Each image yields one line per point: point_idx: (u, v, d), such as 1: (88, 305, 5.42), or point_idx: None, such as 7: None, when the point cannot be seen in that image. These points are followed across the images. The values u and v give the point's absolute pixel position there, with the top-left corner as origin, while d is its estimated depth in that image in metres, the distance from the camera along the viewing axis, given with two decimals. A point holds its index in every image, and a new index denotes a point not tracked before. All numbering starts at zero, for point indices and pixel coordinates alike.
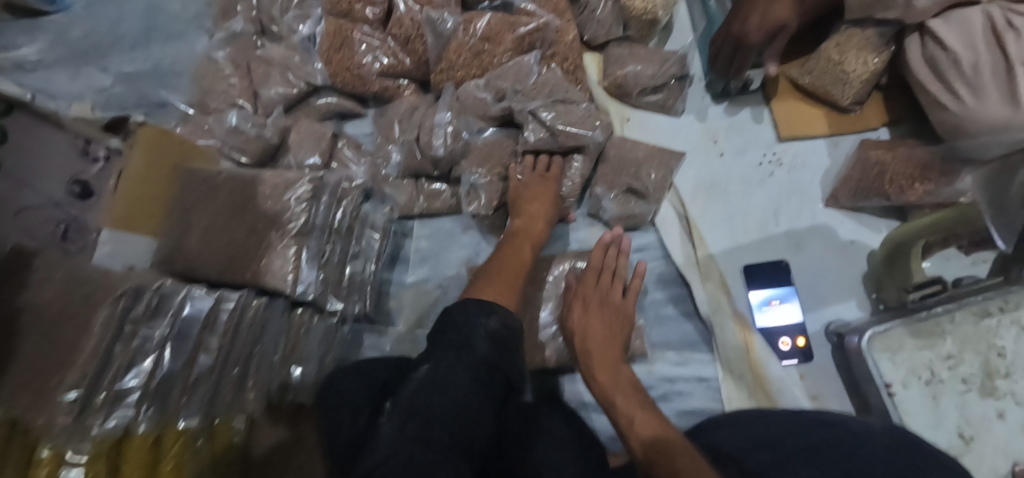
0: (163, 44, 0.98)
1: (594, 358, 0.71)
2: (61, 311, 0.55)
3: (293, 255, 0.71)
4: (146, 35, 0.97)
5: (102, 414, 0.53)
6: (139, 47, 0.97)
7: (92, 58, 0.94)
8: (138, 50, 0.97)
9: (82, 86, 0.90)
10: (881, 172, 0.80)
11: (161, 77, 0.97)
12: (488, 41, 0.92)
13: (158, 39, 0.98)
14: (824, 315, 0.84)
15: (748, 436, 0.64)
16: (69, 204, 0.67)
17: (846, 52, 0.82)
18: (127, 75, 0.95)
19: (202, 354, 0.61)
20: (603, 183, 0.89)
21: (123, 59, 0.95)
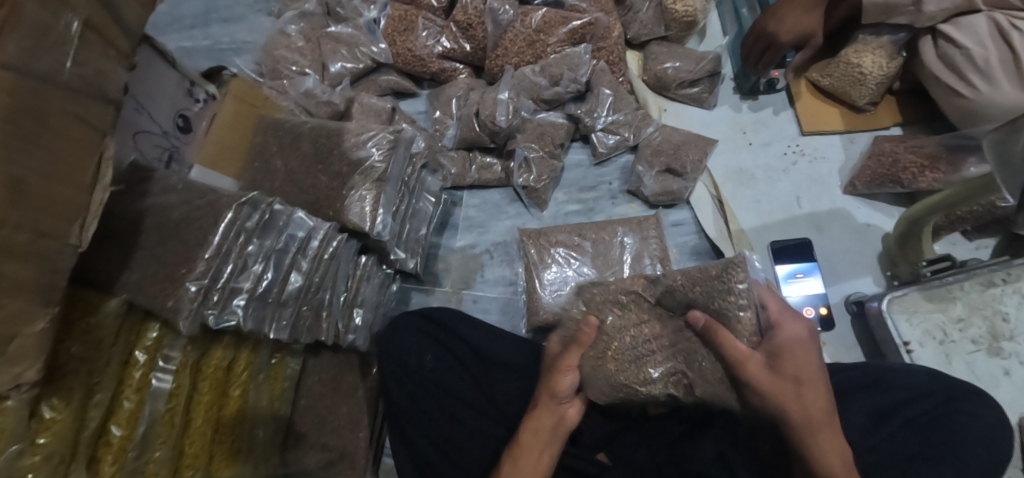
0: (223, 24, 1.05)
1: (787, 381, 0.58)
2: (185, 214, 0.58)
3: (371, 198, 0.75)
4: (208, 16, 1.05)
5: (216, 309, 0.56)
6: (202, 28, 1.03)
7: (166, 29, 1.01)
8: (198, 29, 1.03)
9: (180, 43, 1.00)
10: (895, 161, 0.90)
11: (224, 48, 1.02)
12: (542, 32, 1.01)
13: (218, 17, 1.06)
14: (844, 288, 0.92)
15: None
16: (174, 134, 0.72)
17: (863, 56, 0.93)
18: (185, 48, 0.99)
19: (294, 273, 0.66)
20: (644, 161, 0.97)
21: (183, 36, 1.00)
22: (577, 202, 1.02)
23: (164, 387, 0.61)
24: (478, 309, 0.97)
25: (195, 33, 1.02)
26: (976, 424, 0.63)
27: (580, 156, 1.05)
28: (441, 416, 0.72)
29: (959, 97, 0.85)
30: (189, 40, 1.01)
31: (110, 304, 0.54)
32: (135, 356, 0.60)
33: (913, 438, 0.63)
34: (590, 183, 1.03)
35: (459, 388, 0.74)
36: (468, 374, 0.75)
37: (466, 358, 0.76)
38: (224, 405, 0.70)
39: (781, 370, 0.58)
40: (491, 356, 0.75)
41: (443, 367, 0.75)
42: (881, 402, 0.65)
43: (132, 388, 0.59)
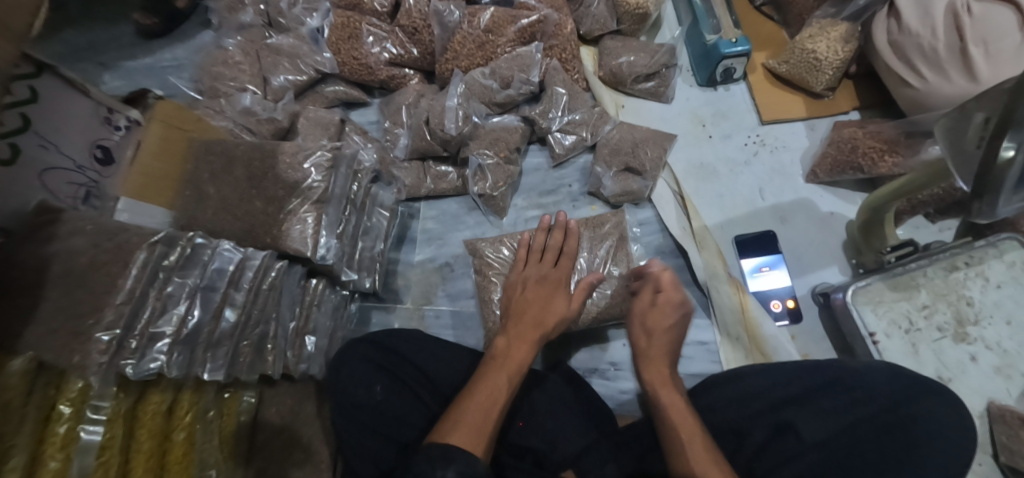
0: (166, 42, 0.99)
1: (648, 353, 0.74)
2: (92, 259, 0.54)
3: (313, 221, 0.72)
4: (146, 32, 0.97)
5: (134, 358, 0.53)
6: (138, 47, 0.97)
7: None
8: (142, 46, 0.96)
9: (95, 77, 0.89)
10: (854, 146, 0.88)
11: (163, 66, 0.97)
12: (491, 32, 0.97)
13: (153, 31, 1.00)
14: (810, 280, 0.90)
15: (731, 392, 0.68)
16: (90, 168, 0.69)
17: (817, 41, 0.92)
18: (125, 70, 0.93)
19: (228, 309, 0.62)
20: (602, 162, 0.95)
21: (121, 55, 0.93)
22: (537, 207, 0.99)
23: (96, 439, 0.55)
24: (440, 325, 0.94)
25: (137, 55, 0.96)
26: (935, 415, 0.61)
27: (538, 160, 1.02)
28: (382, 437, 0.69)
29: (909, 86, 0.84)
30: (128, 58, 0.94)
31: (13, 364, 0.50)
32: (58, 409, 0.54)
33: (879, 452, 0.59)
34: (550, 187, 1.00)
35: (409, 412, 0.72)
36: (421, 402, 0.74)
37: (418, 388, 0.75)
38: (167, 453, 0.63)
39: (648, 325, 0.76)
40: (442, 383, 0.76)
41: (395, 396, 0.73)
42: (852, 408, 0.63)
43: (56, 446, 0.53)
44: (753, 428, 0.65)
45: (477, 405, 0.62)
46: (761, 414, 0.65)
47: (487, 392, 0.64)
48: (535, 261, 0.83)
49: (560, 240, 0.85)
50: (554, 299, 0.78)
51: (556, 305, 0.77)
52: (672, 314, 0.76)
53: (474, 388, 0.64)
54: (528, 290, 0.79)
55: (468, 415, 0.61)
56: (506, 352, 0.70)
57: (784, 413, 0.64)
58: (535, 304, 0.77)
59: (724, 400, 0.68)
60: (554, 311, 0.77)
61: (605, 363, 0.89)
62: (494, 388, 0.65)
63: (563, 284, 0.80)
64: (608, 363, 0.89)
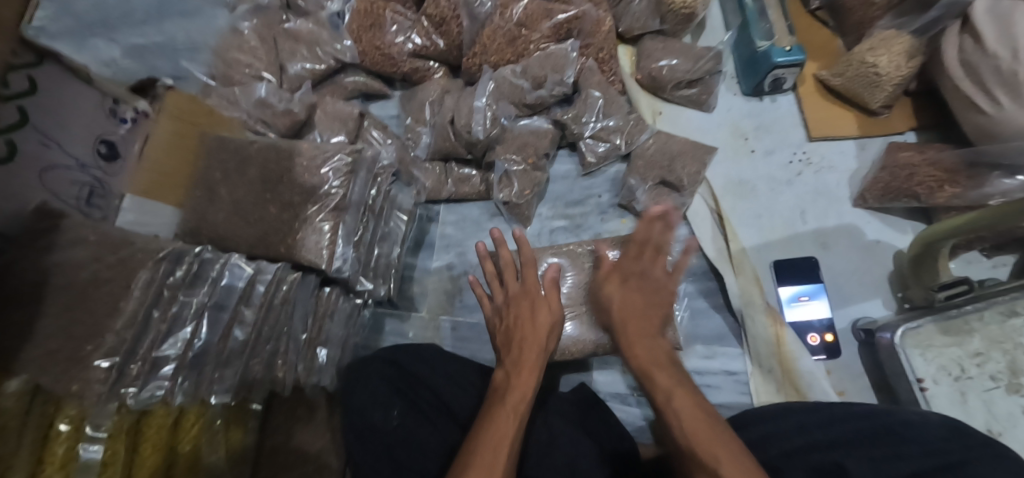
0: (180, 20, 0.84)
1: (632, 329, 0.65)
2: (93, 275, 0.50)
3: (329, 231, 0.67)
4: (159, 8, 0.80)
5: (136, 384, 0.50)
6: (151, 23, 0.80)
7: None
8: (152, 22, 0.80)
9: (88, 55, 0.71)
10: (911, 174, 0.82)
11: None
12: (524, 27, 0.90)
13: None
14: (851, 313, 0.85)
15: (764, 428, 0.67)
16: (94, 165, 0.63)
17: (879, 55, 0.85)
18: (136, 47, 0.78)
19: (237, 328, 0.57)
20: (636, 173, 0.89)
21: (135, 31, 0.78)
22: (563, 216, 0.93)
23: (97, 457, 0.51)
24: (457, 338, 0.90)
25: (146, 29, 0.79)
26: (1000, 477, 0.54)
27: (567, 167, 0.96)
28: (395, 470, 0.65)
29: (978, 112, 0.77)
30: (141, 36, 0.78)
31: (10, 385, 0.48)
32: (57, 428, 0.49)
33: None
34: (578, 196, 0.94)
35: (423, 436, 0.68)
36: (435, 428, 0.69)
37: (438, 416, 0.71)
38: (174, 465, 0.58)
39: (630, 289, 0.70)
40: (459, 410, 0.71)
41: (411, 419, 0.70)
42: (908, 461, 0.58)
43: (54, 466, 0.49)
44: (792, 464, 0.61)
45: (493, 439, 0.57)
46: (801, 455, 0.61)
47: (501, 421, 0.59)
48: (633, 255, 0.72)
49: (664, 242, 0.71)
50: (537, 315, 0.73)
51: (638, 303, 0.68)
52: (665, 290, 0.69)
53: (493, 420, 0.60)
54: (507, 318, 0.73)
55: (494, 458, 0.55)
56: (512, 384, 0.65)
57: (830, 454, 0.60)
58: (525, 327, 0.71)
59: (756, 437, 0.66)
60: (616, 308, 0.69)
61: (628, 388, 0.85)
62: (509, 416, 0.60)
63: (550, 300, 0.75)
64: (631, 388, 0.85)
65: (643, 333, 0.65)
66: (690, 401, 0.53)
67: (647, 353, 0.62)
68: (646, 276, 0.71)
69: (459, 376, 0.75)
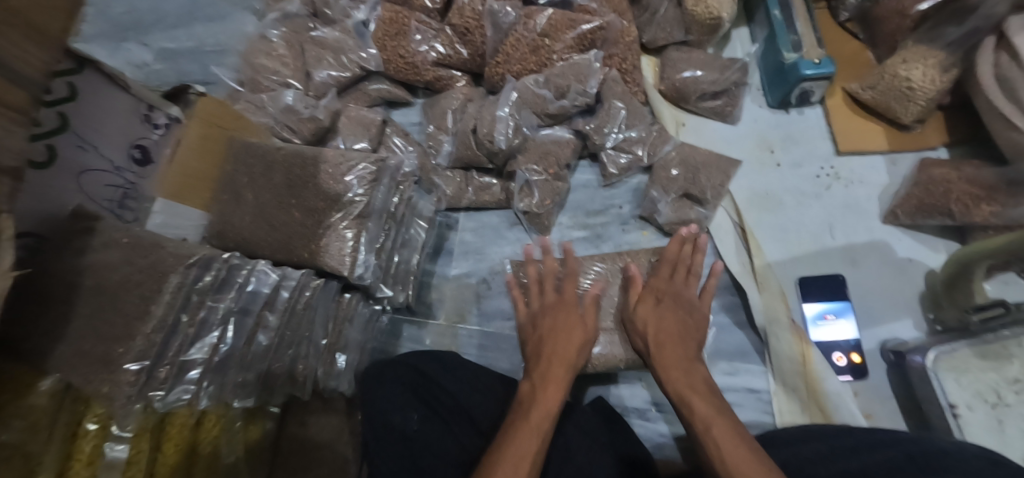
0: (208, 25, 0.92)
1: (670, 354, 0.64)
2: (125, 277, 0.51)
3: (352, 239, 0.67)
4: (190, 14, 0.89)
5: (164, 388, 0.50)
6: (182, 26, 0.89)
7: None
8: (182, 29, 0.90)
9: (123, 56, 0.83)
10: (946, 192, 0.79)
11: None
12: (548, 37, 0.90)
13: None
14: (878, 332, 0.82)
15: (790, 454, 0.64)
16: (128, 169, 0.66)
17: (913, 69, 0.83)
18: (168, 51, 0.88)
19: (261, 333, 0.58)
20: (658, 185, 0.88)
21: (165, 36, 0.88)
22: (583, 227, 0.93)
23: (121, 457, 0.51)
24: (473, 345, 0.89)
25: (177, 33, 0.89)
26: None
27: (588, 177, 0.96)
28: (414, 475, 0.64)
29: (1015, 129, 0.74)
30: (173, 41, 0.88)
31: (42, 385, 0.50)
32: (85, 426, 0.51)
33: None
34: (599, 206, 0.94)
35: (442, 445, 0.68)
36: (457, 438, 0.70)
37: (455, 422, 0.72)
38: (193, 464, 0.59)
39: (662, 304, 0.71)
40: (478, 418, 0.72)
41: (429, 426, 0.70)
42: None
43: (82, 463, 0.50)
44: None
45: (515, 452, 0.56)
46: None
47: (524, 430, 0.58)
48: (666, 276, 0.74)
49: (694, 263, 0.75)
50: (570, 326, 0.72)
51: (670, 324, 0.68)
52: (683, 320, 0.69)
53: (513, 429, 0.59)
54: (541, 323, 0.73)
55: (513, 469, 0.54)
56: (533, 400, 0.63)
57: None
58: (557, 331, 0.71)
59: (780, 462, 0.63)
60: (644, 331, 0.70)
61: (646, 402, 0.83)
62: (530, 432, 0.58)
63: (583, 317, 0.74)
64: (649, 403, 0.83)
65: (680, 359, 0.64)
66: (725, 430, 0.53)
67: (688, 382, 0.61)
68: (680, 298, 0.72)
69: (477, 384, 0.75)
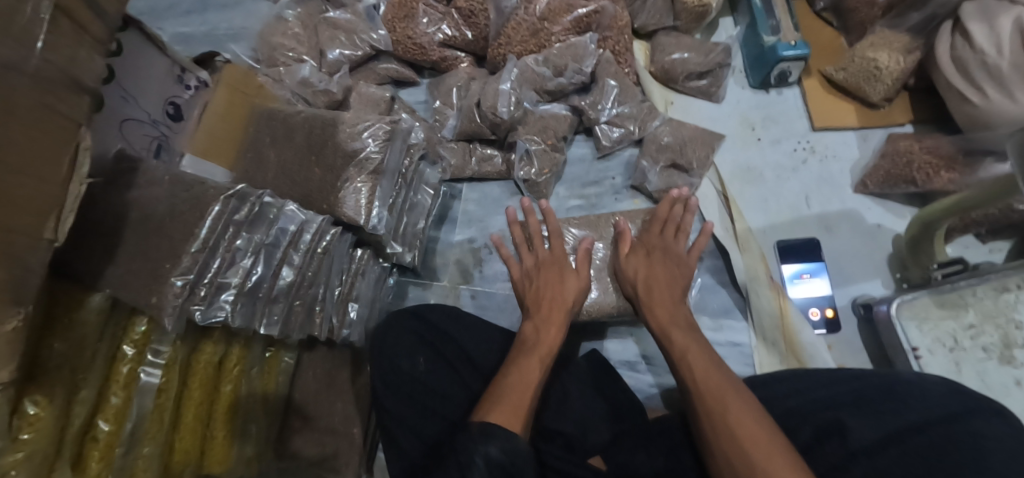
0: (219, 11, 0.95)
1: (658, 297, 0.71)
2: (171, 208, 0.56)
3: (366, 192, 0.73)
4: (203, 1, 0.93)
5: (203, 304, 0.55)
6: (195, 12, 0.93)
7: None
8: (194, 14, 0.93)
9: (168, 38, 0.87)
10: (908, 161, 0.87)
11: None
12: (546, 20, 0.97)
13: None
14: (851, 291, 0.89)
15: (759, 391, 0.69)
16: (163, 122, 0.71)
17: (880, 51, 0.91)
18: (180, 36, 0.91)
19: (285, 269, 0.64)
20: (648, 157, 0.95)
21: (177, 21, 0.91)
22: (579, 197, 0.99)
23: (154, 381, 0.56)
24: (476, 305, 0.96)
25: (191, 19, 0.92)
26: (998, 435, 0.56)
27: (583, 151, 1.02)
28: (419, 414, 0.71)
29: (969, 104, 0.82)
30: (184, 26, 0.91)
31: (93, 301, 0.52)
32: (124, 350, 0.55)
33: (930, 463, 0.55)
34: (593, 178, 1.00)
35: (449, 389, 0.74)
36: (463, 381, 0.75)
37: (462, 368, 0.77)
38: (215, 403, 0.63)
39: (652, 256, 0.77)
40: (481, 364, 0.77)
41: (437, 371, 0.75)
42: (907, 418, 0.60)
43: (119, 384, 0.54)
44: (800, 425, 0.63)
45: (516, 386, 0.62)
46: (804, 416, 0.64)
47: (527, 368, 0.65)
48: (658, 233, 0.80)
49: (685, 221, 0.81)
50: (565, 278, 0.78)
51: (658, 272, 0.75)
52: (670, 275, 0.75)
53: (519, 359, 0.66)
54: (536, 280, 0.78)
55: (513, 398, 0.60)
56: (534, 341, 0.70)
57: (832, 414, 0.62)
58: (551, 284, 0.77)
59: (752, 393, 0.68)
60: (632, 280, 0.76)
61: (637, 356, 0.89)
62: (528, 373, 0.64)
63: (579, 272, 0.79)
64: (640, 356, 0.89)
65: (667, 302, 0.71)
66: (704, 360, 0.60)
67: (671, 318, 0.68)
68: (672, 253, 0.78)
69: (482, 332, 0.80)
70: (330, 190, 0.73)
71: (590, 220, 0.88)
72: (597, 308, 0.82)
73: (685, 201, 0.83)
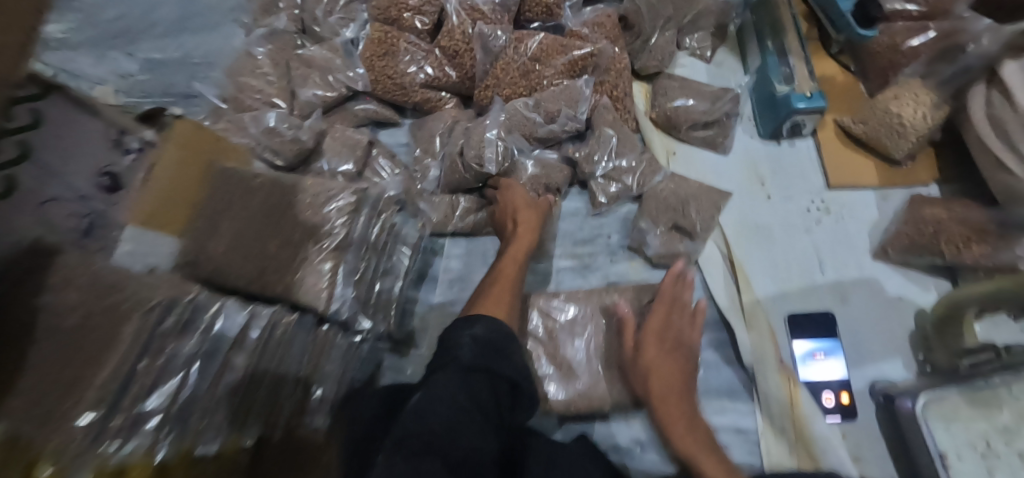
0: (196, 37, 0.92)
1: (663, 402, 0.67)
2: (83, 322, 0.49)
3: (328, 271, 0.66)
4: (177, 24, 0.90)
5: (118, 439, 0.46)
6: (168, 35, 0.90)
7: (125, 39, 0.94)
8: (171, 37, 0.89)
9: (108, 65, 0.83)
10: (935, 230, 0.79)
11: None
12: (538, 62, 0.90)
13: None
14: (868, 372, 0.81)
15: None
16: (96, 197, 0.65)
17: (904, 105, 0.83)
18: (153, 61, 0.87)
19: (228, 374, 0.56)
20: (648, 216, 0.87)
21: (152, 45, 0.87)
22: (571, 256, 0.90)
23: None
24: None
25: (163, 42, 0.89)
26: None
27: (576, 204, 0.94)
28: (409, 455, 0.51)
29: (1005, 170, 0.74)
30: (158, 50, 0.88)
31: None
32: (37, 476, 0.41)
33: None
34: (587, 235, 0.91)
35: (429, 404, 0.55)
36: (450, 394, 0.57)
37: (441, 385, 0.58)
38: None
39: (664, 340, 0.71)
40: (488, 399, 0.59)
41: (419, 399, 0.57)
42: None
43: None
44: None
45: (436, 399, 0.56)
46: None
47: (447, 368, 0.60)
48: (663, 313, 0.74)
49: (687, 299, 0.76)
50: (530, 214, 0.82)
51: (672, 370, 0.69)
52: (675, 371, 0.69)
53: (493, 287, 0.73)
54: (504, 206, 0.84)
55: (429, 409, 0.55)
56: (496, 277, 0.76)
57: None
58: (521, 212, 0.81)
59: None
60: (648, 381, 0.68)
61: (633, 441, 0.75)
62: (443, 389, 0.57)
63: (540, 207, 0.84)
64: (637, 441, 0.75)
65: (680, 411, 0.66)
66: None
67: (686, 431, 0.65)
68: (683, 342, 0.73)
69: (478, 357, 0.62)
70: (286, 271, 0.65)
71: (581, 295, 0.79)
72: (586, 394, 0.73)
73: (683, 273, 0.77)
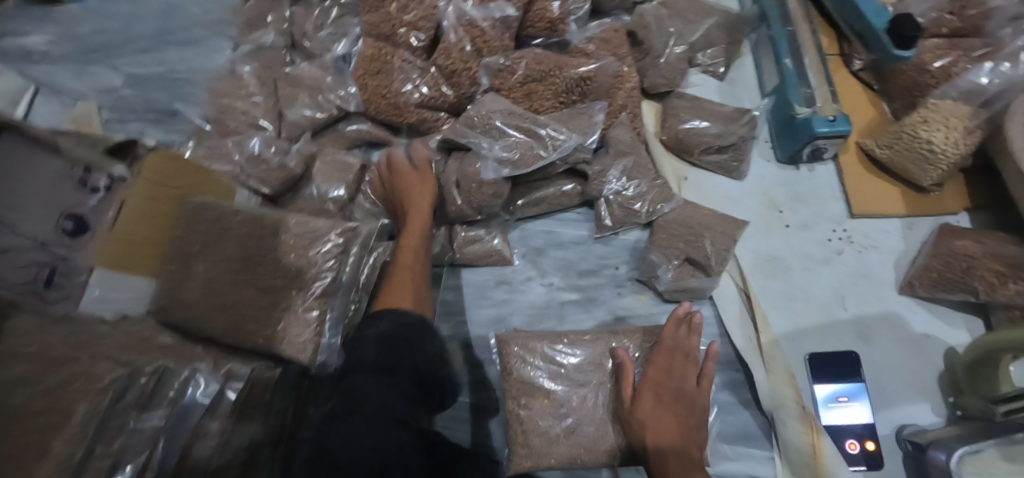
0: (178, 49, 0.92)
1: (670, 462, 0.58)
2: None
3: (315, 321, 0.61)
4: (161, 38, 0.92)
5: None
6: (151, 49, 0.92)
7: (102, 56, 0.90)
8: (151, 53, 0.92)
9: (90, 81, 0.89)
10: (967, 267, 0.73)
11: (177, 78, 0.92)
12: (541, 79, 0.82)
13: (175, 40, 0.94)
14: (895, 416, 0.75)
15: None
16: (56, 243, 0.58)
17: (934, 130, 0.77)
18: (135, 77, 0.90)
19: (197, 446, 0.50)
20: (658, 250, 0.81)
21: (134, 60, 0.91)
22: (576, 289, 0.85)
23: None
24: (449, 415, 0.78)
25: (146, 58, 0.92)
26: None
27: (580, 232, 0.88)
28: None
29: None
30: (141, 66, 0.91)
31: None
32: None
33: None
34: (592, 266, 0.86)
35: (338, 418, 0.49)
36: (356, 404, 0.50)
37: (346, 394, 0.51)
38: None
39: (661, 397, 0.64)
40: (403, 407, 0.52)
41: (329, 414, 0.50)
42: None
43: None
44: None
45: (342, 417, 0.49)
46: None
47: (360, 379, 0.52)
48: (663, 363, 0.67)
49: (689, 346, 0.69)
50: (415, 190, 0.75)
51: (670, 427, 0.62)
52: (677, 423, 0.62)
53: (391, 280, 0.65)
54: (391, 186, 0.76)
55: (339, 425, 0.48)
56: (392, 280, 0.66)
57: None
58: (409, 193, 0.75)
59: None
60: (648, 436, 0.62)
61: None
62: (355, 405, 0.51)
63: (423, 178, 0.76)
64: None
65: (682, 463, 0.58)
66: None
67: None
68: (685, 396, 0.65)
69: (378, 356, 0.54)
70: (267, 323, 0.60)
71: (588, 337, 0.74)
72: (591, 444, 0.68)
73: (686, 316, 0.70)
